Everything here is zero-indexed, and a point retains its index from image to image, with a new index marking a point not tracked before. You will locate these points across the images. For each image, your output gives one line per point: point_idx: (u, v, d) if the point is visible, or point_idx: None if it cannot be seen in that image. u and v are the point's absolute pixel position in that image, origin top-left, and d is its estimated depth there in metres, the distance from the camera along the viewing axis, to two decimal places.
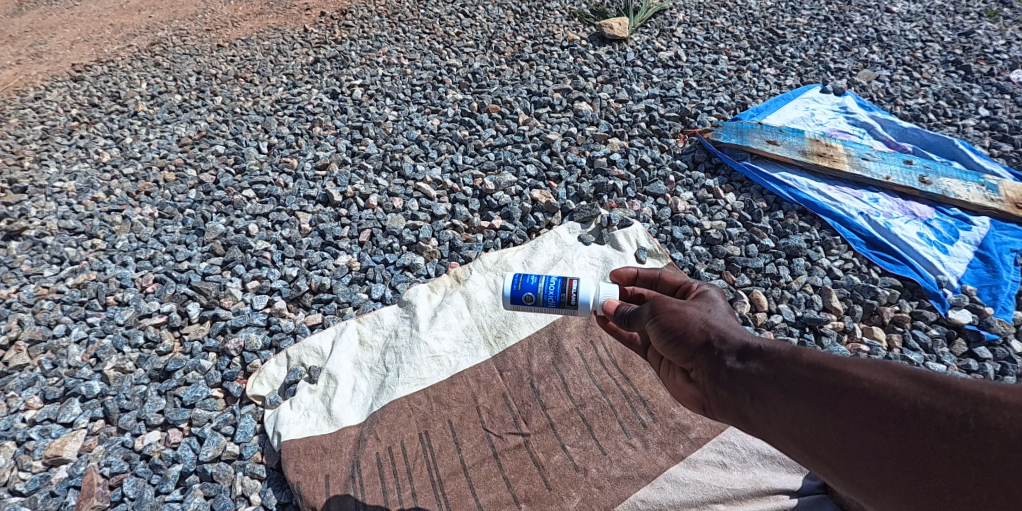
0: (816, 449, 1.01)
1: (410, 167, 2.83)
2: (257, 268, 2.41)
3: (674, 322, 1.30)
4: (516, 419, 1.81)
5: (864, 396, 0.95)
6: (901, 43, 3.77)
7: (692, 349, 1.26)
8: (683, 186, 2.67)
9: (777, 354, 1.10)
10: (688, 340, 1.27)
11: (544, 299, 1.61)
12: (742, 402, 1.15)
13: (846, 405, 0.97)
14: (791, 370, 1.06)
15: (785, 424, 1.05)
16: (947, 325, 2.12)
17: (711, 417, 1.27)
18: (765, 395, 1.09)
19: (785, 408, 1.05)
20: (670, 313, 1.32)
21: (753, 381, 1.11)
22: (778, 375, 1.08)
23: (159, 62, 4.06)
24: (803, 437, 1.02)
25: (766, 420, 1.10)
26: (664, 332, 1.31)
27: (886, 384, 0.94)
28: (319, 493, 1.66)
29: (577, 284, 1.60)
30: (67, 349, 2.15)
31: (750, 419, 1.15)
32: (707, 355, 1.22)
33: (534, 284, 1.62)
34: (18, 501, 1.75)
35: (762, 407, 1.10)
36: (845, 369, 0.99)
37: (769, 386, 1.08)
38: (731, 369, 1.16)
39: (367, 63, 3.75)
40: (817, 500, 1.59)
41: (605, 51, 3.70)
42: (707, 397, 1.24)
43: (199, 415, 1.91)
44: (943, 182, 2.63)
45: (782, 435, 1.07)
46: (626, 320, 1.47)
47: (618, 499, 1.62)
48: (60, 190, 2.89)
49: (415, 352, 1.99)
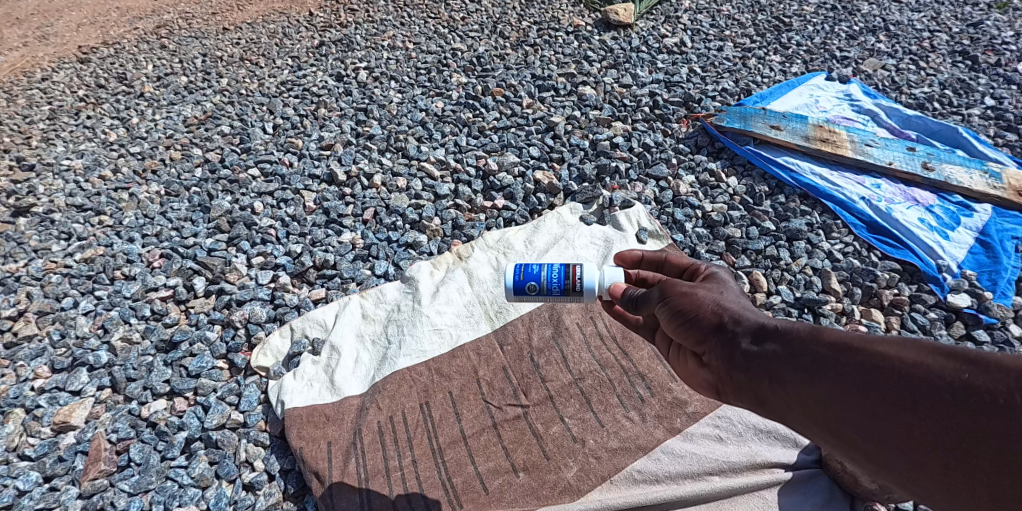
0: (842, 432, 1.00)
1: (414, 147, 2.85)
2: (262, 245, 2.44)
3: (685, 305, 1.30)
4: (515, 391, 1.84)
5: (894, 375, 0.94)
6: (908, 33, 3.75)
7: (704, 331, 1.26)
8: (685, 169, 2.69)
9: (796, 335, 1.11)
10: (700, 321, 1.27)
11: (547, 287, 1.62)
12: (759, 385, 1.15)
13: (876, 384, 0.95)
14: (812, 349, 1.06)
15: (806, 406, 1.05)
16: (945, 309, 2.13)
17: (726, 401, 1.27)
18: (784, 376, 1.09)
19: (807, 390, 1.04)
20: (681, 296, 1.32)
21: (771, 362, 1.12)
22: (796, 356, 1.08)
23: (165, 45, 4.07)
24: (826, 419, 1.02)
25: (787, 403, 1.09)
26: (675, 315, 1.31)
27: (917, 361, 0.93)
28: (322, 458, 1.70)
29: (581, 270, 1.61)
30: (74, 321, 2.18)
31: (768, 402, 1.15)
32: (722, 337, 1.22)
33: (537, 273, 1.63)
34: (26, 465, 1.78)
35: (779, 388, 1.10)
36: (871, 348, 0.99)
37: (790, 368, 1.08)
38: (747, 351, 1.17)
39: (372, 47, 3.76)
40: (811, 474, 1.61)
41: (610, 37, 3.69)
42: (722, 381, 1.25)
43: (204, 385, 1.95)
44: (946, 168, 2.63)
45: (802, 417, 1.07)
46: (632, 303, 1.47)
47: (615, 470, 1.64)
48: (67, 168, 2.92)
49: (417, 325, 2.02)
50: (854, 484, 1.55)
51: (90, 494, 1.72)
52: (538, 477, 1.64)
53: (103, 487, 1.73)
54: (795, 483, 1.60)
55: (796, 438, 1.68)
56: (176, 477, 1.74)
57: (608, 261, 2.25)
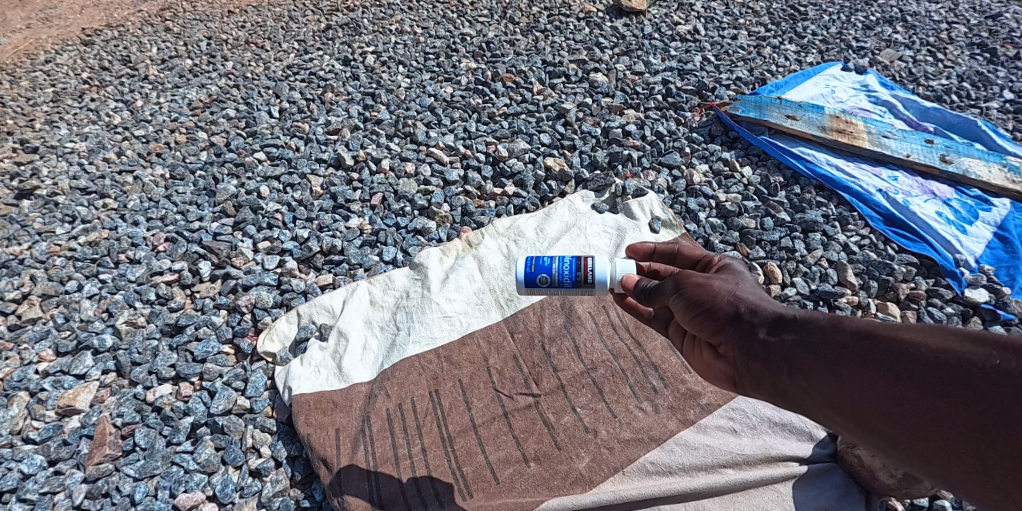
0: (867, 421, 0.96)
1: (423, 133, 2.80)
2: (268, 229, 2.41)
3: (701, 296, 1.26)
4: (527, 380, 1.81)
5: (922, 362, 0.91)
6: (925, 24, 3.68)
7: (720, 322, 1.22)
8: (698, 158, 2.65)
9: (815, 325, 1.07)
10: (716, 313, 1.23)
11: (559, 280, 1.57)
12: (778, 376, 1.10)
13: (902, 371, 0.93)
14: (833, 338, 1.03)
15: (829, 395, 1.01)
16: (962, 304, 2.09)
17: (742, 393, 1.23)
18: (804, 365, 1.05)
19: (830, 379, 1.00)
20: (696, 286, 1.28)
21: (790, 351, 1.08)
22: (817, 345, 1.04)
23: (170, 27, 4.02)
24: (851, 408, 0.98)
25: (808, 394, 1.05)
26: (690, 306, 1.27)
27: (946, 347, 0.90)
28: (329, 445, 1.68)
29: (593, 262, 1.56)
30: (79, 304, 2.16)
31: (787, 394, 1.11)
32: (738, 327, 1.18)
33: (549, 265, 1.58)
34: (31, 449, 1.76)
35: (799, 378, 1.06)
36: (895, 335, 0.96)
37: (811, 358, 1.04)
38: (764, 342, 1.13)
39: (379, 31, 3.71)
40: (827, 468, 1.58)
41: (622, 24, 3.62)
42: (739, 372, 1.21)
43: (210, 370, 1.92)
44: (964, 161, 2.58)
45: (825, 409, 1.03)
46: (645, 295, 1.42)
47: (628, 461, 1.61)
48: (71, 150, 2.89)
49: (426, 312, 2.00)
50: (871, 478, 1.51)
51: (95, 478, 1.69)
52: (549, 467, 1.61)
53: (108, 472, 1.70)
54: (810, 478, 1.56)
55: (811, 431, 1.65)
56: (182, 462, 1.72)
57: (621, 249, 2.21)
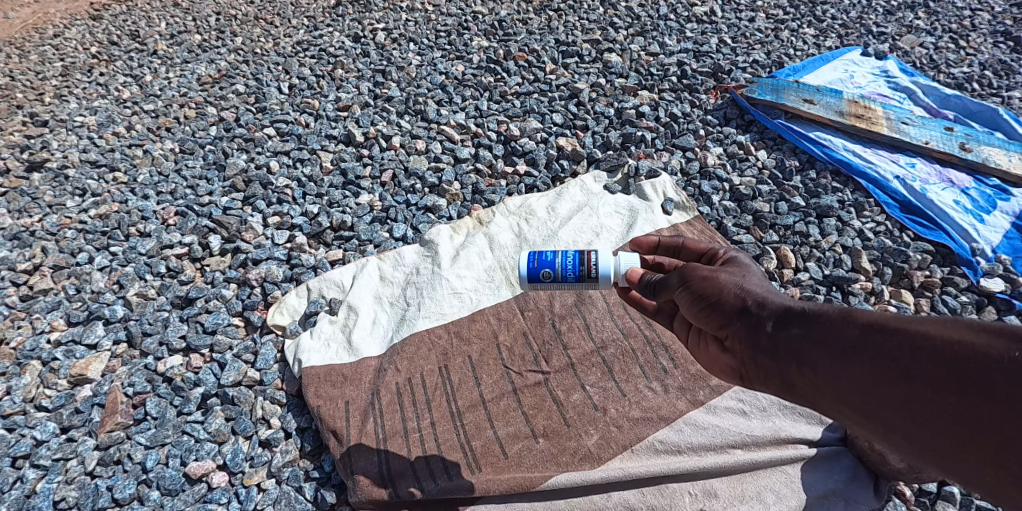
0: (879, 416, 0.95)
1: (434, 110, 2.78)
2: (278, 205, 2.40)
3: (707, 289, 1.23)
4: (536, 357, 1.81)
5: (937, 355, 0.89)
6: (948, 10, 3.60)
7: (728, 316, 1.19)
8: (712, 141, 2.61)
9: (825, 318, 1.05)
10: (723, 306, 1.20)
11: (562, 275, 1.51)
12: (786, 369, 1.10)
13: (914, 364, 0.91)
14: (845, 332, 1.01)
15: (840, 389, 1.00)
16: (977, 293, 2.06)
17: (749, 387, 1.22)
18: (814, 359, 1.04)
19: (840, 374, 0.99)
20: (702, 280, 1.24)
21: (798, 344, 1.07)
22: (826, 338, 1.03)
23: (178, 2, 3.99)
24: (863, 403, 0.97)
25: (818, 388, 1.04)
26: (697, 299, 1.24)
27: (960, 339, 0.88)
28: (339, 417, 1.69)
29: (596, 256, 1.51)
30: (89, 276, 2.17)
31: (797, 388, 1.09)
32: (745, 321, 1.16)
33: (551, 260, 1.52)
34: (43, 416, 1.78)
35: (809, 373, 1.05)
36: (907, 328, 0.94)
37: (822, 352, 1.02)
38: (772, 335, 1.12)
39: (390, 8, 3.66)
40: (836, 452, 1.58)
41: (637, 3, 3.55)
42: (746, 366, 1.19)
43: (221, 342, 1.93)
44: (984, 150, 2.53)
45: (835, 402, 1.02)
46: (651, 289, 1.39)
47: (636, 439, 1.61)
48: (81, 124, 2.88)
49: (436, 288, 1.99)
50: (881, 462, 1.50)
51: (107, 446, 1.71)
52: (558, 444, 1.61)
53: (120, 439, 1.72)
54: (819, 461, 1.56)
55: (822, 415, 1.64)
56: (192, 432, 1.73)
57: (632, 230, 2.19)
